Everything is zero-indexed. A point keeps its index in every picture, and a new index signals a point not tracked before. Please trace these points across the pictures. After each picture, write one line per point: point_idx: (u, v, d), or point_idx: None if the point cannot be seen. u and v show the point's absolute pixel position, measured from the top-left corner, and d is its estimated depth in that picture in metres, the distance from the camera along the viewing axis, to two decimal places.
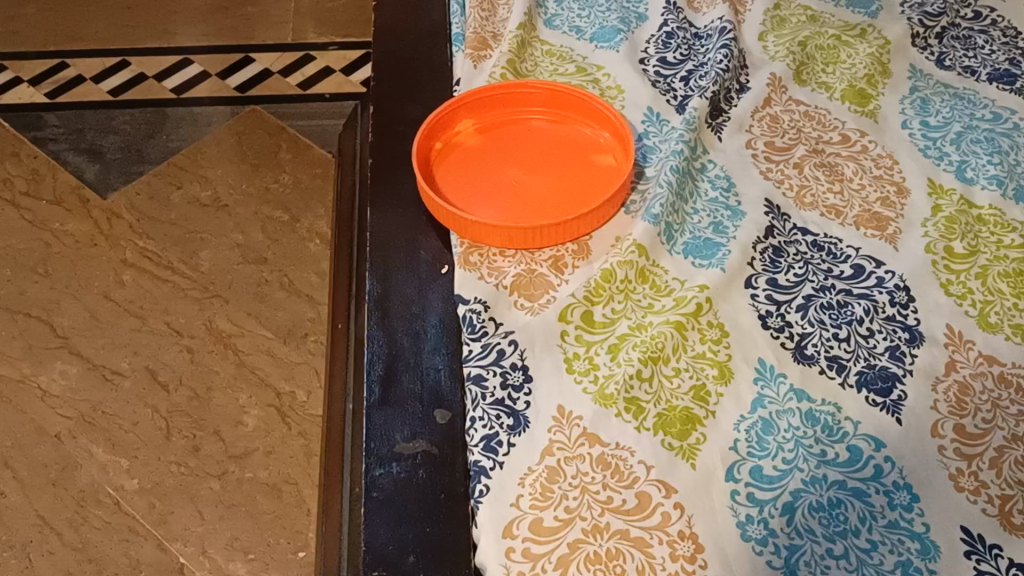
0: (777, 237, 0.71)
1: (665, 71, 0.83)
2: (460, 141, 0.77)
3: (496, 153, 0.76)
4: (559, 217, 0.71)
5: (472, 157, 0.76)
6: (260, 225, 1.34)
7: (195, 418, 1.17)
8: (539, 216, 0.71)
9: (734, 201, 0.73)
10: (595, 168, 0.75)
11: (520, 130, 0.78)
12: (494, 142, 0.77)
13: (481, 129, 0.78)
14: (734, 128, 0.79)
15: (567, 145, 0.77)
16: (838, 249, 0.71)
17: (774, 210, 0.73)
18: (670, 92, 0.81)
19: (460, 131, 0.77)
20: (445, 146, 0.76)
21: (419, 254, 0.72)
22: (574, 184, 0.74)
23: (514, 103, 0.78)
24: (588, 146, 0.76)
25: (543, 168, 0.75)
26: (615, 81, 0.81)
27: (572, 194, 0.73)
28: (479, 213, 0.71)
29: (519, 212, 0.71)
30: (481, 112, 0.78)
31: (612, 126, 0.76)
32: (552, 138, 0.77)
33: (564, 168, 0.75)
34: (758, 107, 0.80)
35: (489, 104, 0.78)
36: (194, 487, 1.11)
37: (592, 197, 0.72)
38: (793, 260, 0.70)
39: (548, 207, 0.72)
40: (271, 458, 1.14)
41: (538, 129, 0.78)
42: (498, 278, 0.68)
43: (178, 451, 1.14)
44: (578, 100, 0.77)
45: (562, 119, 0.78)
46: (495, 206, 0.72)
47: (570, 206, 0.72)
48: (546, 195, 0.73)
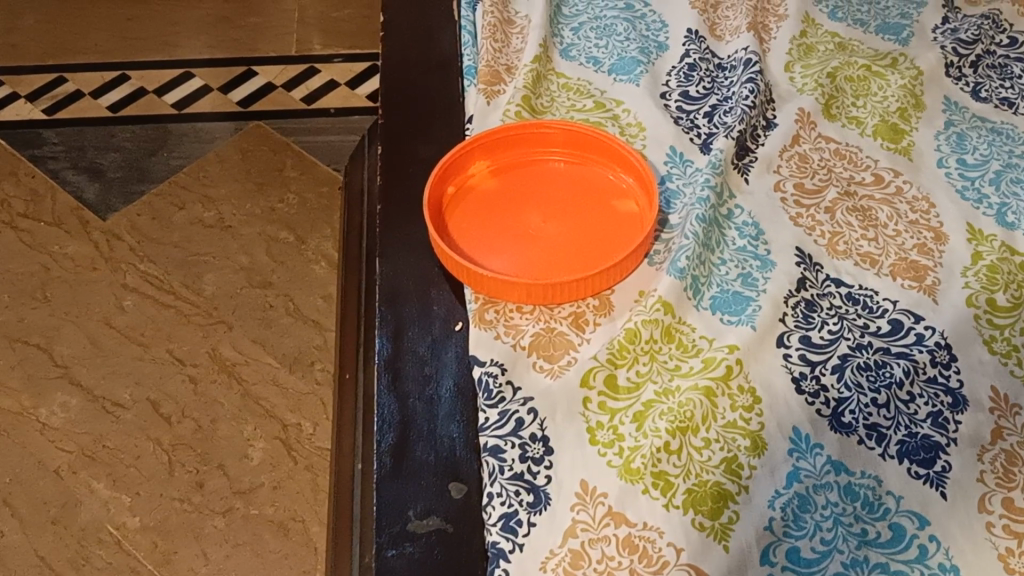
0: (809, 289, 0.68)
1: (688, 106, 0.79)
2: (473, 185, 0.73)
3: (512, 198, 0.72)
4: (580, 272, 0.67)
5: (486, 204, 0.72)
6: (265, 246, 1.30)
7: (199, 452, 1.13)
8: (558, 271, 0.67)
9: (763, 250, 0.70)
10: (617, 215, 0.70)
11: (537, 172, 0.74)
12: (509, 186, 0.73)
13: (496, 172, 0.74)
14: (762, 169, 0.75)
15: (588, 189, 0.72)
16: (874, 302, 0.67)
17: (806, 260, 0.69)
18: (694, 129, 0.77)
19: (473, 174, 0.73)
20: (459, 191, 0.72)
21: (431, 309, 0.68)
22: (595, 232, 0.70)
23: (530, 143, 0.74)
24: (609, 190, 0.72)
25: (562, 215, 0.71)
26: (636, 117, 0.77)
27: (593, 245, 0.69)
28: (495, 267, 0.68)
29: (537, 267, 0.68)
30: (495, 153, 0.74)
31: (634, 169, 0.71)
32: (571, 181, 0.73)
33: (585, 215, 0.71)
34: (787, 145, 0.76)
35: (504, 144, 0.74)
36: (198, 525, 1.08)
37: (614, 249, 0.68)
38: (827, 314, 0.66)
39: (568, 260, 0.68)
40: (277, 494, 1.10)
41: (556, 171, 0.74)
42: (516, 338, 0.65)
43: (182, 486, 1.11)
44: (597, 141, 0.73)
45: (581, 159, 0.74)
46: (512, 259, 0.68)
47: (591, 259, 0.68)
48: (565, 246, 0.69)
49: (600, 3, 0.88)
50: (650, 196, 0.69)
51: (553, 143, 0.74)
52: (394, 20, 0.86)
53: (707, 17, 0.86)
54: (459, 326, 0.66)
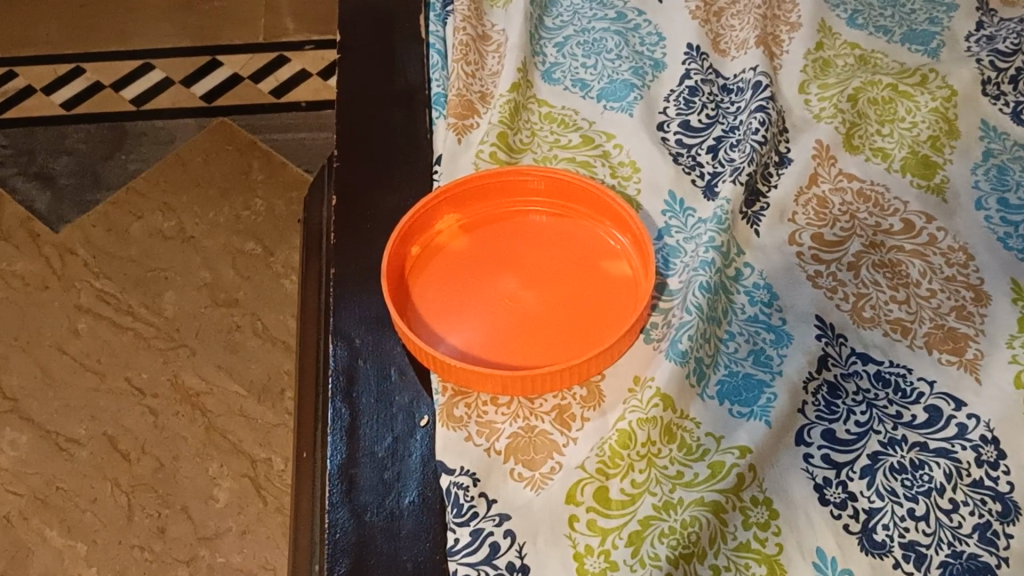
0: (832, 370, 0.58)
1: (690, 139, 0.69)
2: (442, 245, 0.63)
3: (487, 259, 0.63)
4: (573, 358, 0.58)
5: (457, 268, 0.62)
6: (230, 259, 1.22)
7: (160, 494, 1.05)
8: (547, 356, 0.58)
9: (777, 319, 0.60)
10: (610, 282, 0.61)
11: (515, 226, 0.64)
12: (483, 245, 0.64)
13: (467, 227, 0.64)
14: (775, 217, 0.65)
15: (574, 247, 0.63)
16: (907, 384, 0.58)
17: (827, 331, 0.59)
18: (695, 168, 0.67)
19: (441, 231, 0.64)
20: (424, 252, 0.63)
21: (391, 398, 0.58)
22: (582, 302, 0.60)
23: (505, 192, 0.64)
24: (599, 248, 0.63)
25: (547, 281, 0.62)
26: (629, 155, 0.68)
27: (586, 320, 0.59)
28: (468, 349, 0.58)
29: (520, 349, 0.58)
30: (465, 205, 0.64)
31: (625, 224, 0.62)
32: (555, 238, 0.64)
33: (573, 281, 0.61)
34: (802, 187, 0.66)
35: (477, 196, 0.64)
36: None
37: (610, 326, 0.59)
38: (852, 400, 0.57)
39: (557, 340, 0.59)
40: (245, 540, 1.02)
41: (536, 225, 0.64)
42: (490, 439, 0.55)
43: (141, 533, 1.03)
44: (584, 191, 0.63)
45: (565, 210, 0.65)
46: (488, 337, 0.59)
47: (585, 338, 0.58)
48: (553, 322, 0.59)
49: (588, 11, 0.77)
50: (647, 258, 0.60)
51: (531, 192, 0.64)
52: (353, 38, 0.75)
53: (709, 28, 0.75)
54: (424, 421, 0.57)
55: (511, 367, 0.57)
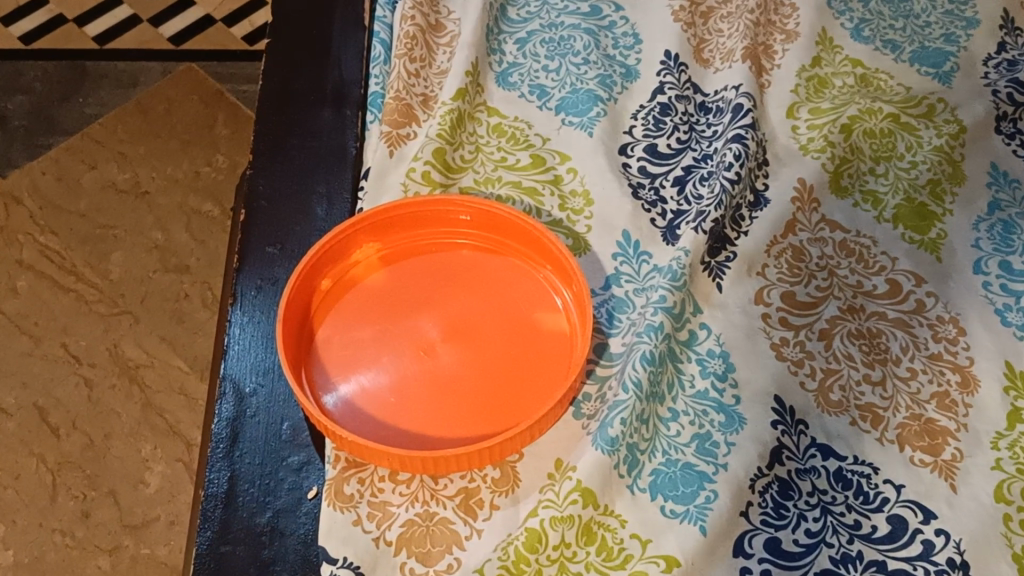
0: (786, 465, 0.50)
1: (655, 168, 0.60)
2: (357, 278, 0.55)
3: (407, 298, 0.55)
4: (489, 431, 0.50)
5: (371, 308, 0.55)
6: (184, 220, 1.14)
7: (88, 474, 1.00)
8: (460, 426, 0.50)
9: (729, 396, 0.52)
10: (542, 337, 0.53)
11: (441, 260, 0.56)
12: (404, 281, 0.56)
13: (388, 259, 0.56)
14: (742, 270, 0.56)
15: (504, 291, 0.55)
16: (870, 488, 0.50)
17: (786, 416, 0.52)
18: (657, 204, 0.59)
19: (357, 262, 0.56)
20: (337, 286, 0.55)
21: (278, 462, 0.51)
22: (508, 361, 0.53)
23: (433, 222, 0.56)
24: (532, 295, 0.55)
25: (470, 330, 0.54)
26: (583, 183, 0.59)
27: (508, 383, 0.52)
28: (370, 411, 0.51)
29: (429, 414, 0.51)
30: (387, 234, 0.56)
31: (562, 269, 0.54)
32: (485, 279, 0.56)
33: (498, 332, 0.54)
34: (778, 235, 0.58)
35: (401, 225, 0.56)
36: (80, 565, 0.95)
37: (536, 393, 0.51)
38: (805, 504, 0.49)
39: (473, 405, 0.51)
40: (173, 532, 0.97)
41: (465, 261, 0.56)
42: (382, 525, 0.48)
43: (64, 516, 0.97)
44: (521, 228, 0.55)
45: (499, 246, 0.57)
46: (395, 397, 0.51)
47: (506, 406, 0.51)
48: (471, 383, 0.52)
49: (559, 3, 0.68)
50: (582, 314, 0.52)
51: (462, 223, 0.56)
52: (288, 20, 0.67)
53: (692, 33, 0.66)
54: (312, 493, 0.50)
55: (417, 439, 0.50)
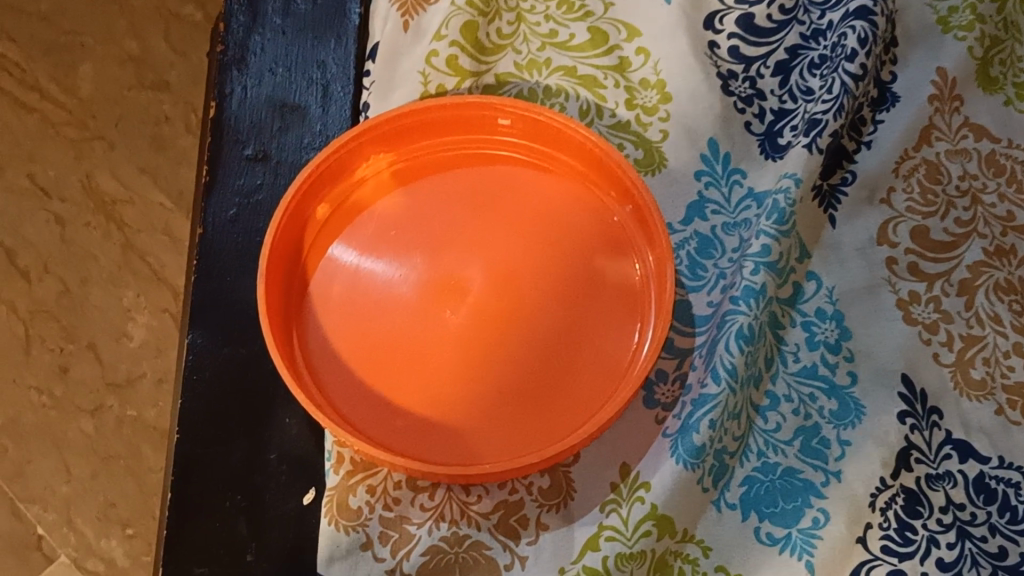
0: (914, 472, 0.39)
1: (751, 48, 0.46)
2: (363, 202, 0.43)
3: (430, 230, 0.43)
4: (530, 428, 0.39)
5: (381, 242, 0.42)
6: (163, 26, 0.92)
7: (64, 326, 0.86)
8: (494, 418, 0.39)
9: (843, 374, 0.41)
10: (602, 297, 0.41)
11: (474, 177, 0.44)
12: (425, 205, 0.43)
13: (402, 174, 0.44)
14: (860, 199, 0.44)
15: (554, 224, 0.43)
16: (1020, 501, 0.39)
17: (915, 406, 0.40)
18: (753, 101, 0.45)
19: (363, 180, 0.43)
20: (338, 212, 0.43)
21: (266, 455, 0.39)
22: (560, 323, 0.41)
23: (463, 127, 0.43)
24: (591, 233, 0.43)
25: (508, 278, 0.42)
26: (657, 70, 0.45)
27: (557, 357, 0.40)
28: (382, 391, 0.40)
29: (456, 398, 0.40)
30: (401, 142, 0.43)
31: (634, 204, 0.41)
32: (531, 206, 0.43)
33: (546, 283, 0.42)
34: (909, 149, 0.45)
35: (418, 130, 0.43)
36: (60, 428, 0.84)
37: (595, 379, 0.40)
38: (937, 524, 0.39)
39: (512, 387, 0.40)
40: (162, 392, 0.85)
41: (503, 180, 0.44)
42: (399, 553, 0.37)
43: (41, 372, 0.85)
44: (576, 141, 0.42)
45: (548, 159, 0.44)
46: (411, 371, 0.40)
47: (553, 393, 0.40)
48: (510, 356, 0.40)
49: None
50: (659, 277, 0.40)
51: (503, 129, 0.43)
52: None
53: None
54: (309, 499, 0.39)
55: (441, 434, 0.39)
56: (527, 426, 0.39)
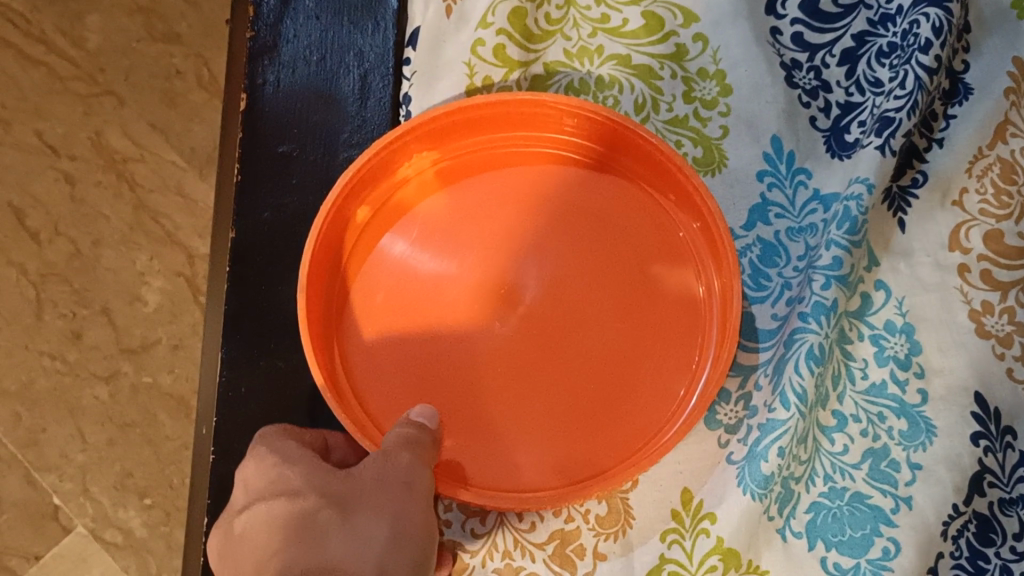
0: (988, 496, 0.37)
1: (816, 35, 0.43)
2: (406, 203, 0.40)
3: (476, 235, 0.40)
4: (582, 453, 0.37)
5: (425, 247, 0.40)
6: None
7: (76, 289, 0.75)
8: (545, 441, 0.37)
9: (914, 392, 0.38)
10: (659, 311, 0.39)
11: (525, 178, 0.41)
12: (471, 208, 0.40)
13: (448, 173, 0.41)
14: (932, 201, 0.41)
15: (610, 231, 0.40)
16: None
17: (990, 427, 0.38)
18: (819, 93, 0.42)
19: (406, 180, 0.40)
20: (379, 214, 0.40)
21: None
22: (615, 340, 0.38)
23: (516, 125, 0.40)
24: (649, 242, 0.40)
25: (559, 289, 0.39)
26: (716, 59, 0.42)
27: (612, 377, 0.38)
28: (427, 410, 0.38)
29: (505, 420, 0.38)
30: (448, 140, 0.39)
31: (699, 218, 0.38)
32: (585, 211, 0.40)
33: (600, 297, 0.39)
34: (982, 147, 0.42)
35: (467, 128, 0.39)
36: (74, 394, 0.75)
37: (651, 405, 0.37)
38: (1011, 553, 0.37)
39: (564, 408, 0.38)
40: (179, 359, 0.75)
41: (555, 182, 0.41)
42: None
43: (53, 337, 0.75)
44: (638, 145, 0.38)
45: (605, 161, 0.41)
46: (457, 388, 0.38)
47: (608, 415, 0.37)
48: (562, 375, 0.38)
49: None
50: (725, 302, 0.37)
51: (557, 128, 0.40)
52: None
53: None
54: None
55: (489, 457, 0.37)
56: (579, 451, 0.37)
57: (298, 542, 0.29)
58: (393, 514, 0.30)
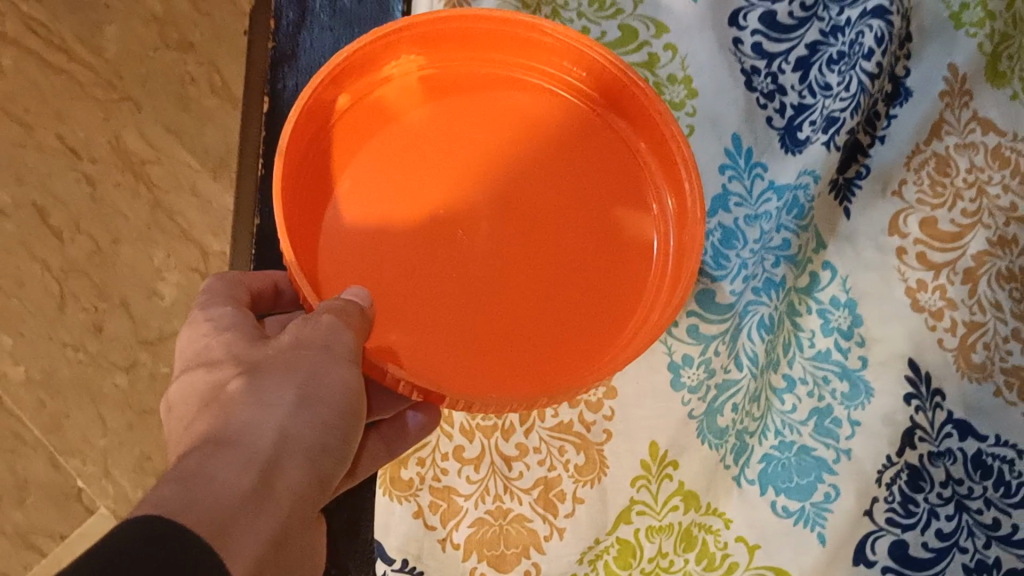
0: (918, 449, 0.42)
1: (773, 44, 0.48)
2: (386, 101, 0.42)
3: (447, 149, 0.42)
4: (541, 368, 0.39)
5: (403, 153, 0.41)
6: None
7: (96, 282, 0.68)
8: (504, 353, 0.39)
9: (855, 359, 0.44)
10: (624, 248, 0.42)
11: (507, 104, 0.43)
12: (450, 124, 0.42)
13: (431, 81, 0.42)
14: (874, 192, 0.46)
15: (581, 165, 0.43)
16: (1013, 477, 0.42)
17: (920, 389, 0.43)
18: (775, 96, 0.48)
19: (391, 78, 0.41)
20: (358, 106, 0.41)
21: None
22: (583, 265, 0.41)
23: (511, 47, 0.42)
24: (619, 183, 0.43)
25: (532, 211, 0.41)
26: (684, 66, 0.47)
27: (578, 300, 0.40)
28: (394, 300, 0.39)
29: (470, 323, 0.39)
30: (439, 48, 0.41)
31: (668, 158, 0.41)
32: (560, 143, 0.43)
33: (572, 223, 0.41)
34: (920, 143, 0.47)
35: (459, 36, 0.41)
36: (95, 383, 0.68)
37: (605, 330, 0.40)
38: (937, 498, 0.42)
39: (527, 323, 0.40)
40: None
41: (536, 114, 0.43)
42: (446, 524, 0.41)
43: (76, 331, 0.68)
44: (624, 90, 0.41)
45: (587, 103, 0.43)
46: (427, 285, 0.39)
47: (568, 340, 0.40)
48: (529, 291, 0.40)
49: None
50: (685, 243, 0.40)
51: (555, 64, 0.42)
52: None
53: None
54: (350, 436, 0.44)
55: (450, 355, 0.39)
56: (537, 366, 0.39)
57: (213, 408, 0.31)
58: (306, 372, 0.32)
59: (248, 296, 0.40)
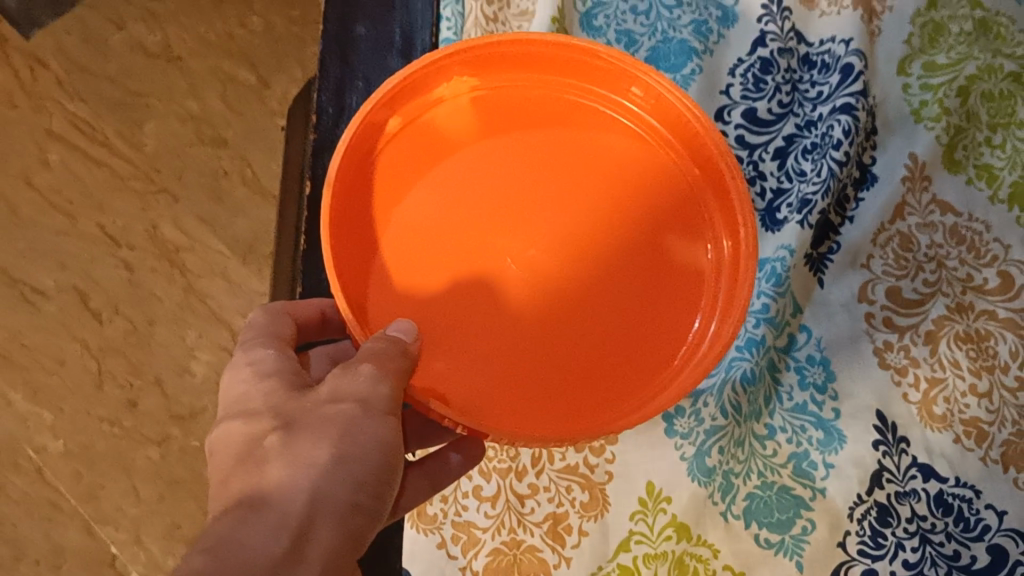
0: (886, 489, 0.48)
1: (754, 136, 0.54)
2: (439, 122, 0.45)
3: (499, 175, 0.45)
4: (578, 390, 0.43)
5: (458, 181, 0.45)
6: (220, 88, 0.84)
7: (132, 361, 0.79)
8: (545, 377, 0.43)
9: (829, 410, 0.49)
10: (668, 271, 0.45)
11: (563, 128, 0.46)
12: (504, 150, 0.46)
13: (484, 100, 0.46)
14: (843, 264, 0.52)
15: (630, 185, 0.46)
16: (971, 514, 0.47)
17: (887, 435, 0.49)
18: (756, 181, 0.54)
19: (443, 100, 0.45)
20: (412, 128, 0.45)
21: None
22: (621, 287, 0.45)
23: (563, 71, 0.45)
24: (676, 206, 0.46)
25: (580, 238, 0.45)
26: None
27: (620, 322, 0.44)
28: (439, 321, 0.43)
29: (515, 347, 0.43)
30: (487, 69, 0.45)
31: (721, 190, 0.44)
32: (613, 164, 0.46)
33: (615, 247, 0.45)
34: (885, 222, 0.53)
35: (504, 59, 0.44)
36: (129, 455, 0.78)
37: (640, 355, 0.44)
38: (903, 532, 0.47)
39: (568, 348, 0.44)
40: None
41: (590, 138, 0.46)
42: (465, 552, 0.46)
43: (111, 405, 0.79)
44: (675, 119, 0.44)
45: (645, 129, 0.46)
46: (474, 311, 0.44)
47: (606, 362, 0.44)
48: (572, 317, 0.44)
49: None
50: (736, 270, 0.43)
51: (611, 89, 0.45)
52: None
53: None
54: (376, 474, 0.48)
55: (492, 377, 0.43)
56: (576, 389, 0.43)
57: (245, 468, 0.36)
58: (333, 433, 0.36)
59: (292, 326, 0.45)
